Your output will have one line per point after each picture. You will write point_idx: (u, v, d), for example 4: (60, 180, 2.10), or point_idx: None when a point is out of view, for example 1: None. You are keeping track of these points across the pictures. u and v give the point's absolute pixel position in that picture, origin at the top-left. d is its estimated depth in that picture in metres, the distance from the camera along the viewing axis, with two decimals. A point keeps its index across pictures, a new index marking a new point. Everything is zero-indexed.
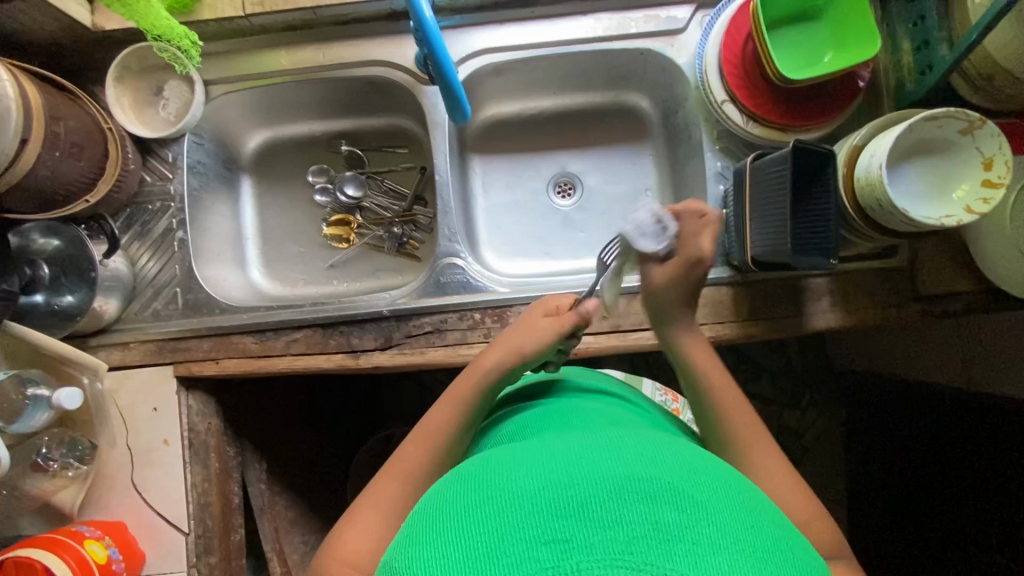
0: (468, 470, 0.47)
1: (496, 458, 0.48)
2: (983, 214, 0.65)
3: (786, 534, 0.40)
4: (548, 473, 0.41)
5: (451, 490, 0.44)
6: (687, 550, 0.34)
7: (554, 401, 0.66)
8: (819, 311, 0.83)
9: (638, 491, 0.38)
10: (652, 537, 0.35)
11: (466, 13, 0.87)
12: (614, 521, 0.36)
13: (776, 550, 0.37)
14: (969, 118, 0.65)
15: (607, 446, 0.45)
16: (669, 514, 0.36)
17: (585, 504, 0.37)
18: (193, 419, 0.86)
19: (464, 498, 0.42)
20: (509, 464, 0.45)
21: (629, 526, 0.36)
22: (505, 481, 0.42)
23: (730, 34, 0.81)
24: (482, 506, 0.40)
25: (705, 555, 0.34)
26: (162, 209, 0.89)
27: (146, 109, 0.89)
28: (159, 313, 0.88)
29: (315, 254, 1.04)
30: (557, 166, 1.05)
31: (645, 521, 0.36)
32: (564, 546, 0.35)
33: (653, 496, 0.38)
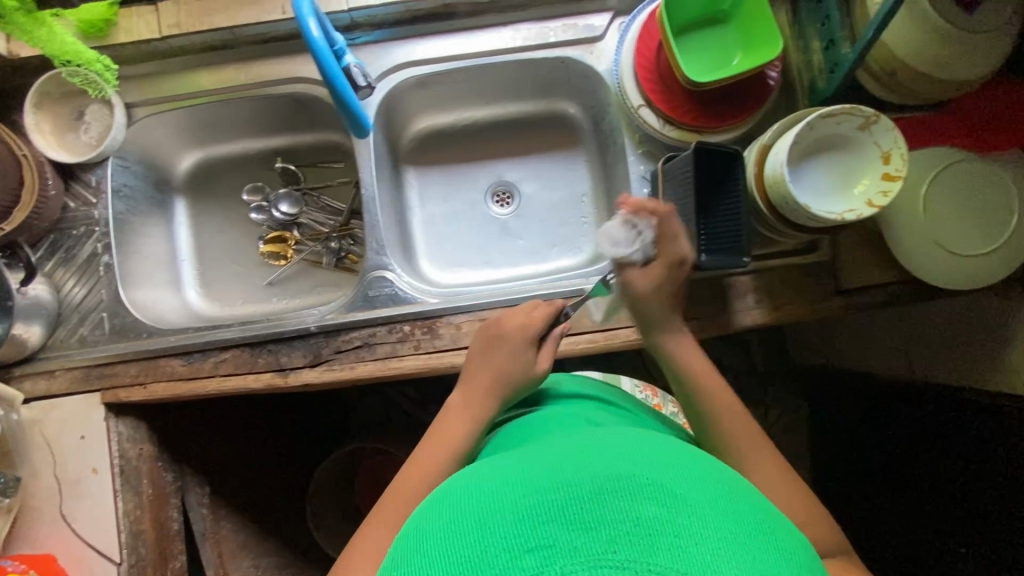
0: (456, 484, 0.48)
1: (481, 470, 0.49)
2: (882, 207, 0.67)
3: (771, 519, 0.42)
4: (532, 482, 0.43)
5: (440, 507, 0.46)
6: (670, 542, 0.36)
7: (540, 413, 0.68)
8: (744, 308, 0.85)
9: (619, 489, 0.39)
10: (634, 533, 0.36)
11: (386, 28, 0.88)
12: (595, 521, 0.37)
13: (759, 535, 0.39)
14: (864, 114, 0.67)
15: (592, 448, 0.47)
16: (651, 510, 0.38)
17: (569, 509, 0.39)
18: (124, 446, 0.85)
19: (453, 512, 0.43)
20: (495, 477, 0.46)
21: (611, 525, 0.37)
22: (490, 493, 0.44)
23: (642, 41, 0.82)
24: (470, 519, 0.42)
25: (687, 546, 0.36)
26: (87, 234, 0.88)
27: (67, 134, 0.88)
28: (86, 339, 0.87)
29: (254, 272, 1.04)
30: (494, 176, 1.05)
31: (628, 518, 0.37)
32: (550, 551, 0.37)
33: (633, 493, 0.39)
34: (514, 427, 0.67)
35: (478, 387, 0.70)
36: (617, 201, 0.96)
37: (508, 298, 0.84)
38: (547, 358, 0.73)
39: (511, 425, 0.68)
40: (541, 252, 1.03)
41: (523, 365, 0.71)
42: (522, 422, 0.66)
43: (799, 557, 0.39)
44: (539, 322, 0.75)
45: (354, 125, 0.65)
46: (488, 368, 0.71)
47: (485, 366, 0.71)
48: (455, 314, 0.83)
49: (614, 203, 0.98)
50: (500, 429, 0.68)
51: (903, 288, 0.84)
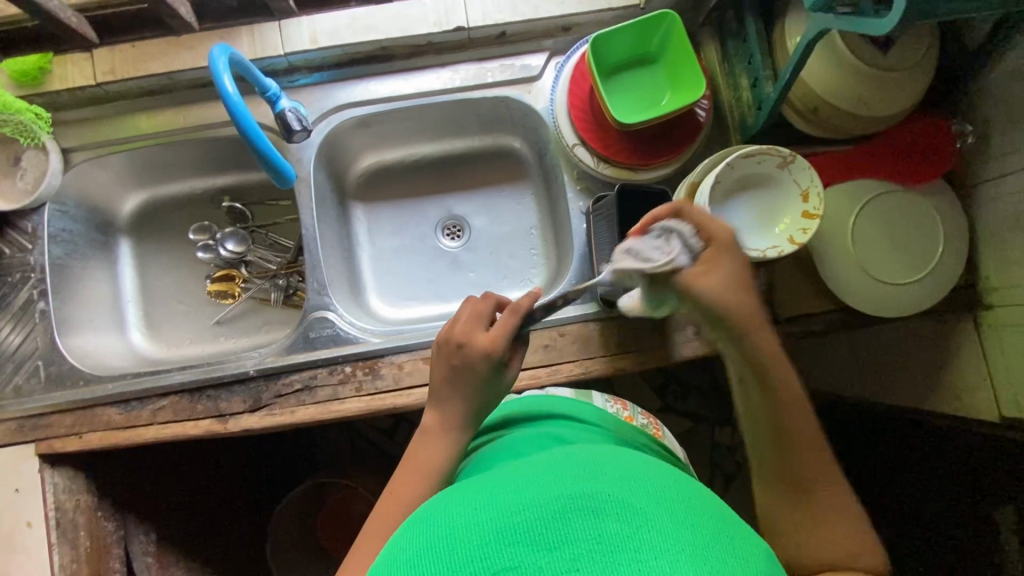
0: (421, 508, 0.46)
1: (446, 494, 0.47)
2: (801, 244, 0.69)
3: (737, 526, 0.41)
4: (495, 503, 0.41)
5: (409, 530, 0.43)
6: (630, 558, 0.35)
7: (510, 434, 0.65)
8: (685, 340, 0.85)
9: (580, 506, 0.38)
10: (595, 551, 0.35)
11: (326, 70, 0.89)
12: (559, 541, 0.36)
13: (721, 541, 0.38)
14: (782, 154, 0.69)
15: (558, 463, 0.45)
16: (613, 526, 0.37)
17: (532, 530, 0.37)
18: (59, 497, 0.83)
19: (416, 539, 0.41)
20: (458, 498, 0.44)
21: (573, 544, 0.36)
22: (454, 513, 0.42)
23: (575, 82, 0.85)
24: (434, 543, 0.40)
25: (649, 561, 0.35)
26: (22, 280, 0.87)
27: (3, 181, 0.87)
28: (20, 389, 0.85)
29: (201, 311, 1.02)
30: (443, 210, 1.05)
31: (591, 536, 0.36)
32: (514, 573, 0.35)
33: (597, 509, 0.38)
34: (486, 448, 0.64)
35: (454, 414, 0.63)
36: (563, 234, 0.97)
37: None
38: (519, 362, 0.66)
39: (481, 448, 0.66)
40: (491, 284, 1.02)
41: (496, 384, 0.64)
42: (493, 444, 0.64)
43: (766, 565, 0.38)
44: (500, 341, 0.62)
45: (277, 174, 0.67)
46: (458, 396, 0.63)
47: (455, 395, 0.63)
48: (396, 354, 0.83)
49: (561, 235, 0.99)
50: (475, 450, 0.66)
51: (837, 315, 0.86)
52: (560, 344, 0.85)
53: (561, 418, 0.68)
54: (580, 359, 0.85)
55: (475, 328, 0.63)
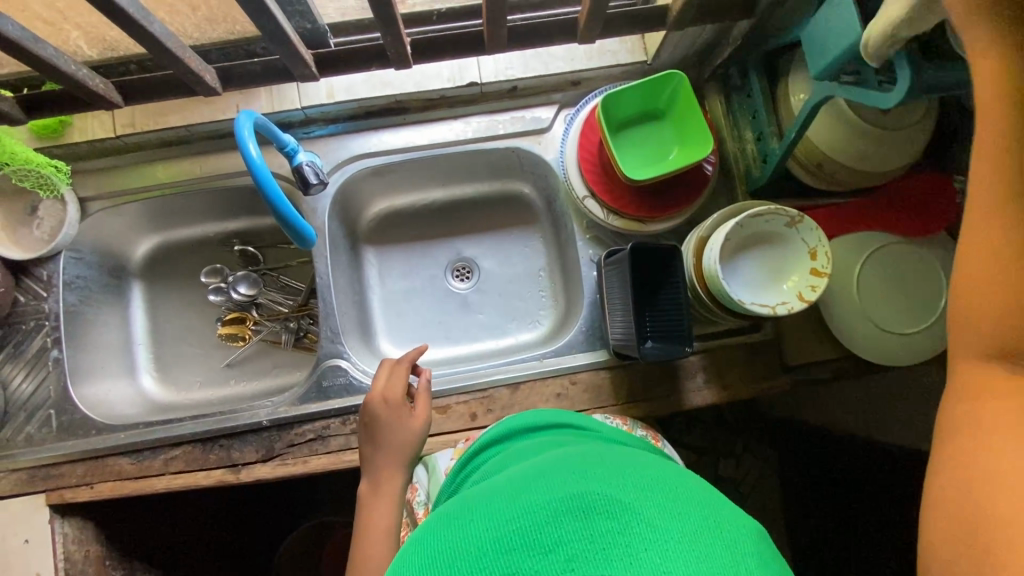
0: (424, 524, 0.47)
1: (449, 507, 0.49)
2: (811, 301, 0.70)
3: (727, 511, 0.42)
4: (491, 511, 0.42)
5: (413, 545, 0.45)
6: (623, 554, 0.36)
7: (512, 443, 0.65)
8: (694, 389, 0.86)
9: (572, 508, 0.39)
10: (589, 551, 0.36)
11: (341, 122, 0.91)
12: (553, 544, 0.37)
13: (712, 527, 0.39)
14: (790, 215, 0.71)
15: (552, 467, 0.46)
16: (603, 524, 0.38)
17: (526, 536, 0.39)
18: (69, 548, 0.82)
19: (418, 553, 0.42)
20: (459, 510, 0.46)
21: (566, 546, 0.37)
22: (455, 525, 0.43)
23: (585, 135, 0.86)
24: (436, 555, 0.41)
25: (640, 555, 0.36)
26: (36, 328, 0.88)
27: (20, 230, 0.88)
28: (32, 438, 0.85)
29: (212, 354, 1.03)
30: (453, 252, 1.06)
31: (584, 536, 0.37)
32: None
33: (587, 508, 0.39)
34: (490, 458, 0.64)
35: (376, 459, 0.69)
36: (573, 280, 0.99)
37: (462, 385, 0.86)
38: (425, 413, 0.73)
39: (486, 457, 0.66)
40: (499, 326, 1.03)
41: (396, 429, 0.71)
42: (497, 454, 0.64)
43: (758, 549, 0.39)
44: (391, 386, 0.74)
45: (298, 233, 0.69)
46: (375, 449, 0.70)
47: (379, 439, 0.71)
48: None
49: (570, 280, 1.00)
50: (481, 461, 0.66)
51: (843, 363, 0.87)
52: (572, 393, 0.86)
53: (562, 429, 0.67)
54: (592, 408, 0.85)
55: (388, 383, 0.75)
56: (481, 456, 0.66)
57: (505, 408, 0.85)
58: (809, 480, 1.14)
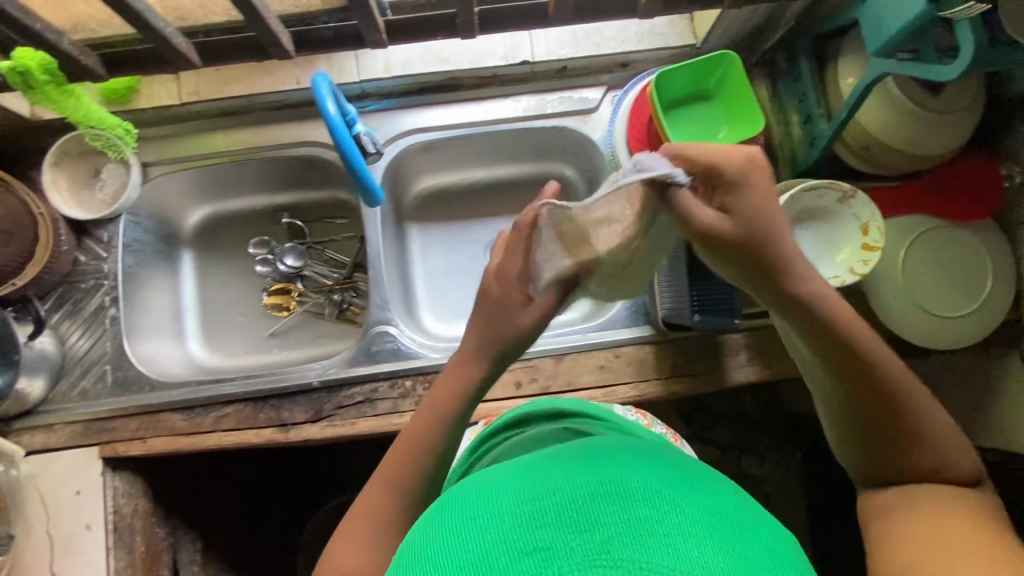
0: (446, 492, 0.46)
1: (473, 479, 0.47)
2: (864, 274, 0.71)
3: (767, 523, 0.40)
4: (522, 485, 0.40)
5: (433, 512, 0.43)
6: (662, 542, 0.34)
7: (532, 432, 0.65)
8: (737, 366, 0.87)
9: (610, 491, 0.37)
10: (628, 534, 0.34)
11: (394, 97, 0.94)
12: (590, 521, 0.35)
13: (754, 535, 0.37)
14: (844, 189, 0.72)
15: (582, 454, 0.44)
16: (643, 509, 0.36)
17: (562, 511, 0.36)
18: (118, 501, 0.84)
19: (439, 521, 0.40)
20: (485, 483, 0.44)
21: (605, 526, 0.35)
22: (479, 496, 0.41)
23: (634, 113, 0.87)
24: (462, 523, 0.39)
25: (681, 545, 0.34)
26: (95, 287, 0.90)
27: (83, 192, 0.92)
28: (87, 392, 0.87)
29: (257, 323, 1.05)
30: (493, 232, 1.08)
31: (621, 519, 0.35)
32: (544, 554, 0.34)
33: (627, 492, 0.37)
34: (508, 441, 0.64)
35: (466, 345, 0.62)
36: None
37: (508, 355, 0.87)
38: (542, 307, 0.61)
39: (504, 441, 0.66)
40: None
41: (507, 317, 0.61)
42: (514, 441, 0.64)
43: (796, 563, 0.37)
44: (512, 263, 0.61)
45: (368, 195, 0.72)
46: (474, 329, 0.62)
47: (482, 316, 0.61)
48: None
49: None
50: (500, 443, 0.66)
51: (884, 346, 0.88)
52: (615, 365, 0.87)
53: (583, 418, 0.67)
54: (635, 381, 0.87)
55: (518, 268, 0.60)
56: (505, 437, 0.66)
57: (549, 377, 0.87)
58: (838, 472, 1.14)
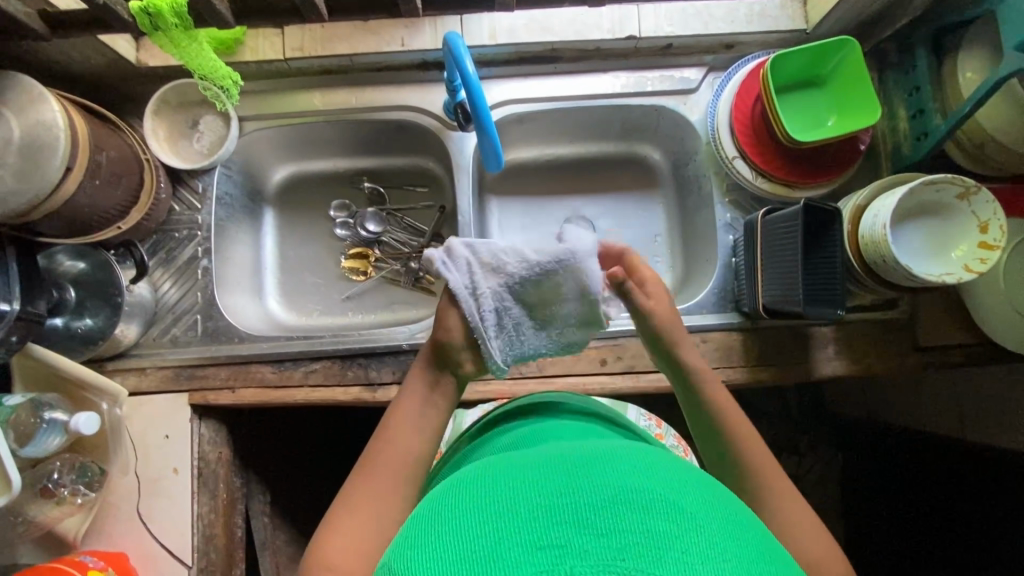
0: (464, 478, 0.48)
1: (491, 465, 0.49)
2: (982, 272, 0.70)
3: (772, 550, 0.42)
4: (543, 482, 0.43)
5: (450, 496, 0.45)
6: (677, 558, 0.36)
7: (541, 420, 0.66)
8: (824, 359, 0.86)
9: (630, 500, 0.40)
10: (643, 545, 0.37)
11: (494, 66, 0.94)
12: (608, 529, 0.38)
13: (760, 563, 0.39)
14: (966, 184, 0.71)
15: (603, 455, 0.46)
16: (661, 523, 0.38)
17: (578, 513, 0.39)
18: (205, 447, 0.85)
19: (451, 508, 0.43)
20: (504, 471, 0.46)
21: (621, 534, 0.37)
22: (491, 489, 0.44)
23: (740, 96, 0.87)
24: (476, 511, 0.41)
25: (693, 563, 0.36)
26: (189, 237, 0.92)
27: (180, 141, 0.92)
28: (178, 339, 0.89)
29: (332, 286, 1.05)
30: (571, 211, 1.07)
31: (638, 529, 0.38)
32: (558, 551, 0.37)
33: (646, 504, 0.40)
34: (520, 426, 0.66)
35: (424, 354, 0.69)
36: (696, 246, 0.99)
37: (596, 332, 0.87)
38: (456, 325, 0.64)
39: (516, 423, 0.68)
40: None
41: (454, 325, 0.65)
42: (521, 426, 0.66)
43: None
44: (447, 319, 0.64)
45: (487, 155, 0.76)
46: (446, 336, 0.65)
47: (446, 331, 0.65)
48: None
49: (690, 247, 1.01)
50: (507, 427, 0.68)
51: (974, 350, 0.87)
52: (702, 350, 0.87)
53: (601, 421, 0.69)
54: (721, 367, 0.86)
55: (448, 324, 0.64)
56: (513, 421, 0.68)
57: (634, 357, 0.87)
58: (892, 476, 1.14)
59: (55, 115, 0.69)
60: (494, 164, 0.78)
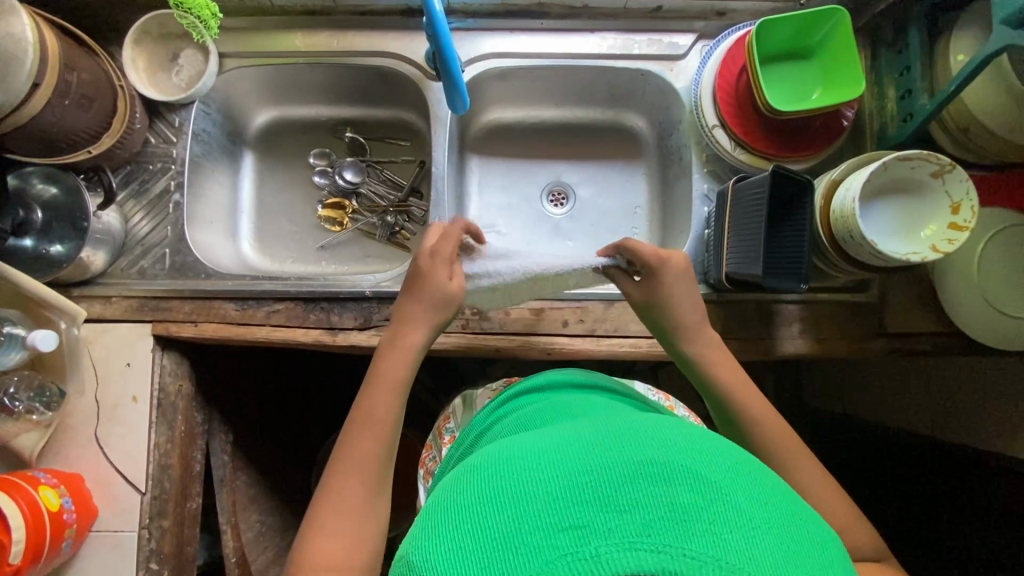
0: (482, 459, 0.48)
1: (504, 446, 0.49)
2: (947, 253, 0.69)
3: (805, 512, 0.42)
4: (561, 461, 0.43)
5: (467, 481, 0.46)
6: (704, 528, 0.36)
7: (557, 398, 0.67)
8: (789, 337, 0.86)
9: (653, 473, 0.40)
10: (668, 518, 0.37)
11: (479, 18, 0.92)
12: (630, 504, 0.38)
13: (792, 526, 0.39)
14: (940, 162, 0.69)
15: (619, 431, 0.46)
16: (684, 494, 0.38)
17: (599, 493, 0.39)
18: (165, 380, 0.86)
19: (473, 493, 0.43)
20: (517, 452, 0.46)
21: (643, 509, 0.37)
22: (510, 472, 0.44)
23: (725, 65, 0.85)
24: (496, 495, 0.42)
25: (722, 534, 0.36)
26: (162, 170, 0.91)
27: (159, 74, 0.92)
28: (145, 271, 0.89)
29: (307, 234, 1.05)
30: (552, 176, 1.06)
31: (662, 502, 0.38)
32: (584, 532, 0.37)
33: (667, 476, 0.39)
34: (532, 404, 0.67)
35: (408, 309, 0.71)
36: (672, 218, 0.98)
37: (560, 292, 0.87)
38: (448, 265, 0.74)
39: (525, 403, 0.68)
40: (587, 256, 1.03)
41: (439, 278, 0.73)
42: (534, 405, 0.66)
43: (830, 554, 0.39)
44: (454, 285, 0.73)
45: (455, 100, 0.75)
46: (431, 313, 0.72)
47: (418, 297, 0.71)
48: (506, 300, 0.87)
49: (667, 220, 0.99)
50: (517, 406, 0.68)
51: (944, 340, 0.86)
52: None
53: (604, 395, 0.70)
54: None
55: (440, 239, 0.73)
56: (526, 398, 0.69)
57: (597, 320, 0.86)
58: None
59: (24, 28, 0.69)
60: (459, 105, 0.80)
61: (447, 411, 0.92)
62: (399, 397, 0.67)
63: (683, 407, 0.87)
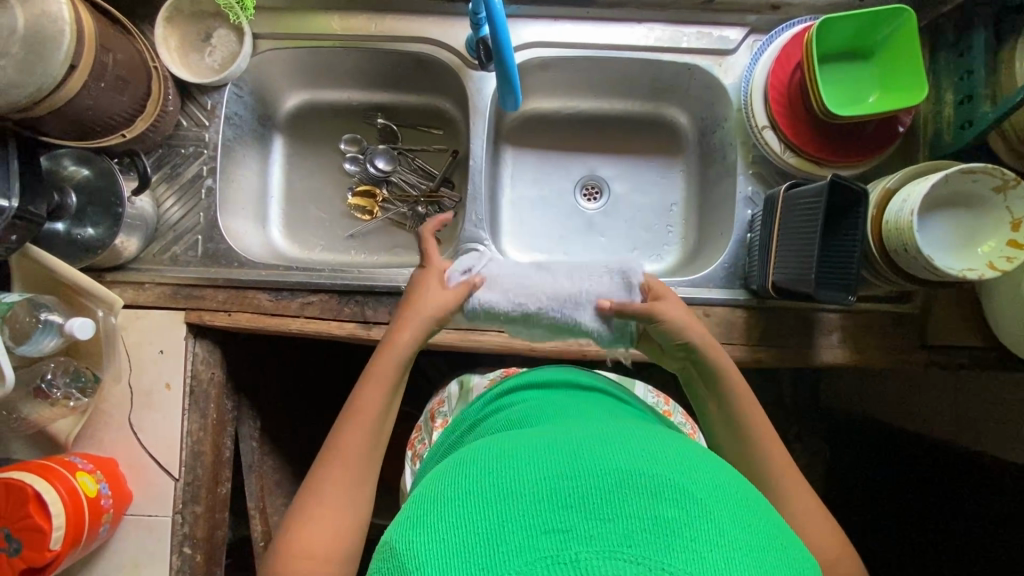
0: (467, 457, 0.47)
1: (491, 445, 0.48)
2: (1005, 271, 0.67)
3: (788, 540, 0.41)
4: (548, 465, 0.41)
5: (450, 476, 0.44)
6: (685, 545, 0.35)
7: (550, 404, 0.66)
8: (827, 346, 0.85)
9: (642, 485, 0.38)
10: (650, 531, 0.35)
11: (523, 4, 0.89)
12: (614, 513, 0.36)
13: (773, 551, 0.38)
14: (1005, 177, 0.67)
15: (610, 441, 0.45)
16: (670, 509, 0.37)
17: (585, 500, 0.37)
18: (197, 367, 0.85)
19: (455, 487, 0.42)
20: (504, 451, 0.45)
21: (628, 519, 0.36)
22: (495, 469, 0.42)
23: (779, 63, 0.82)
24: (479, 492, 0.40)
25: (703, 552, 0.35)
26: (195, 154, 0.89)
27: (192, 54, 0.89)
28: (177, 258, 0.88)
29: (336, 222, 1.03)
30: (587, 170, 1.04)
31: (646, 514, 0.36)
32: (564, 536, 0.35)
33: (654, 489, 0.38)
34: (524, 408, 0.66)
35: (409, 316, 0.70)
36: (710, 218, 0.96)
37: None
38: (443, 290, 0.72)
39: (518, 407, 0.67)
40: (620, 253, 1.01)
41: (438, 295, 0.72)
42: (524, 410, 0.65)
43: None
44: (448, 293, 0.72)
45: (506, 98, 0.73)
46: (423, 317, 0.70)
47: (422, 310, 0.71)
48: None
49: (705, 220, 0.97)
50: None
51: (985, 354, 0.85)
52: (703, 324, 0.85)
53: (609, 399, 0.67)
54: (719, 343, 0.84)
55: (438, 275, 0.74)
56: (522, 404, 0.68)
57: None
58: (874, 471, 1.14)
59: (61, 8, 0.67)
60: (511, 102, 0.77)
61: (442, 394, 0.91)
62: (387, 397, 0.65)
63: (679, 414, 0.87)
